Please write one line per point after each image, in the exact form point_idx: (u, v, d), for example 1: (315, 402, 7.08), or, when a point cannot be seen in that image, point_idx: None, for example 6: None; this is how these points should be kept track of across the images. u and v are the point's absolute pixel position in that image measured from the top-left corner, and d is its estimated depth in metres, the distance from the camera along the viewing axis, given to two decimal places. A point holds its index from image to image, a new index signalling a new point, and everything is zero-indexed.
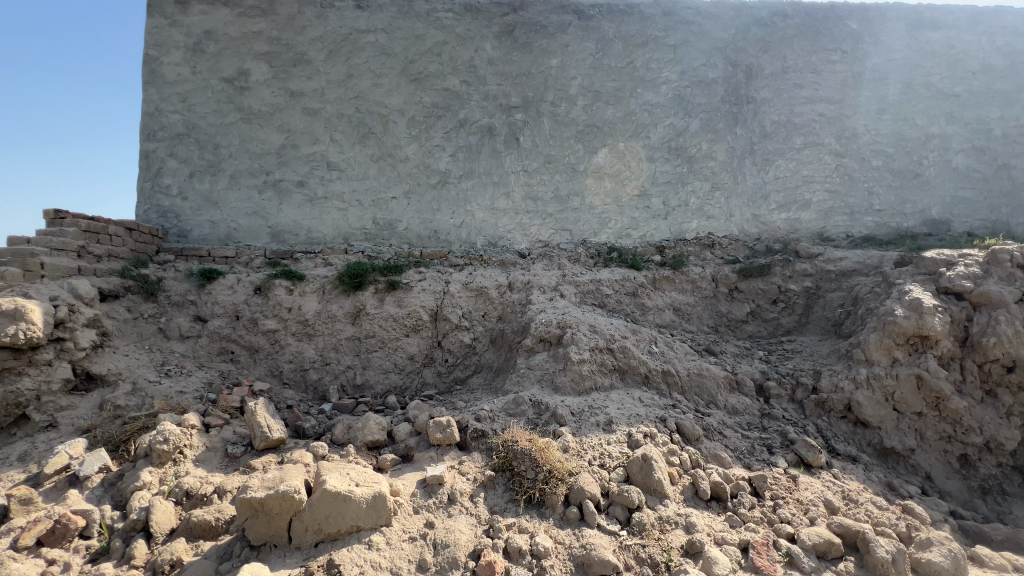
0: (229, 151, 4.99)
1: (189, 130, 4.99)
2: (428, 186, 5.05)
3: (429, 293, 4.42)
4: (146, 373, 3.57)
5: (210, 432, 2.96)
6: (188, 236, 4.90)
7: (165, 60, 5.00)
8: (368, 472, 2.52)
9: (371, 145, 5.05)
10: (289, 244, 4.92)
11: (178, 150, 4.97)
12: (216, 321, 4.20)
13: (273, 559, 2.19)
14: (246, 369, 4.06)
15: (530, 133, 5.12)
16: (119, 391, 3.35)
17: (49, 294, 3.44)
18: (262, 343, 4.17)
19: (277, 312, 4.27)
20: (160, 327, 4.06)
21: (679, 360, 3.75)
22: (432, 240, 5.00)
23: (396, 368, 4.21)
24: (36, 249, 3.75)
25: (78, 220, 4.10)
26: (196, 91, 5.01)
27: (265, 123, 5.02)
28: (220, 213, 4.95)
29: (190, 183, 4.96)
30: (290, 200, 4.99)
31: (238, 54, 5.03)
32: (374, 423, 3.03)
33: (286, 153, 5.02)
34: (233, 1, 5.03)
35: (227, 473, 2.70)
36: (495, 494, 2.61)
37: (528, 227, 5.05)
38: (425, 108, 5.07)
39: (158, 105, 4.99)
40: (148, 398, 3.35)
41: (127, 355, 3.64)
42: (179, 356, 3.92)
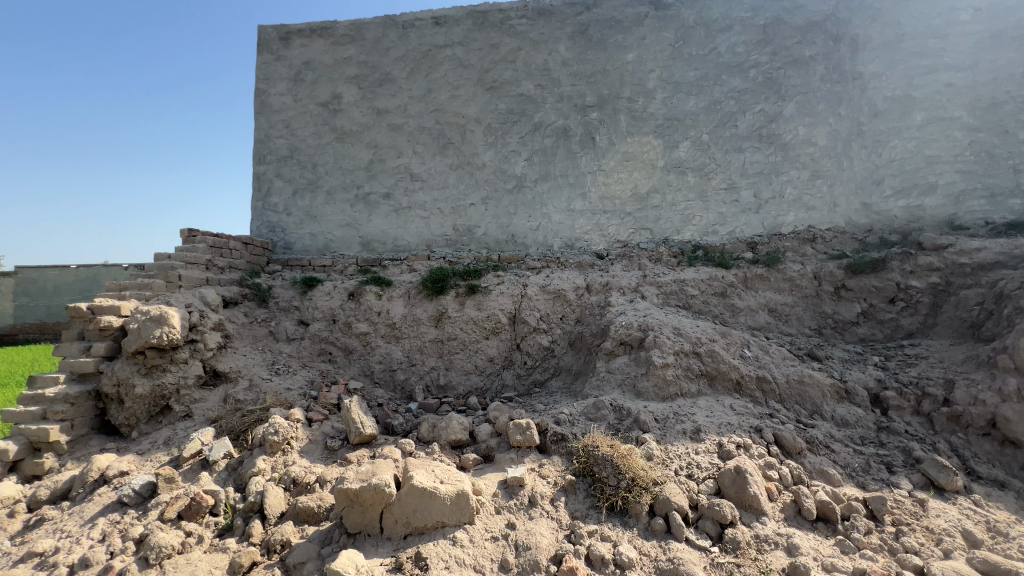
0: (325, 169, 5.46)
1: (292, 152, 5.54)
2: (504, 191, 5.14)
3: (507, 296, 4.48)
4: (260, 371, 4.00)
5: (312, 426, 3.25)
6: (292, 248, 5.44)
7: (272, 91, 5.60)
8: (452, 471, 2.60)
9: (450, 155, 5.25)
10: (378, 252, 5.27)
11: (283, 171, 5.53)
12: (316, 325, 4.61)
13: (367, 547, 2.33)
14: (342, 369, 4.40)
15: (606, 132, 5.01)
16: (240, 387, 3.80)
17: (185, 302, 3.99)
18: (355, 345, 4.50)
19: (368, 316, 4.58)
20: (271, 330, 4.54)
21: (776, 366, 3.45)
22: (509, 244, 5.08)
23: (477, 370, 4.32)
24: (175, 263, 4.36)
25: (206, 237, 4.71)
26: (297, 117, 5.55)
27: (356, 141, 5.43)
28: (318, 226, 5.43)
29: (293, 200, 5.50)
30: (378, 211, 5.34)
31: (332, 80, 5.49)
32: (457, 422, 3.14)
33: (374, 168, 5.38)
34: (327, 32, 5.51)
35: (327, 464, 2.94)
36: (575, 499, 2.57)
37: (606, 227, 4.95)
38: (501, 114, 5.17)
39: (267, 131, 5.60)
40: (262, 393, 3.75)
41: (245, 355, 4.12)
42: (286, 356, 4.35)
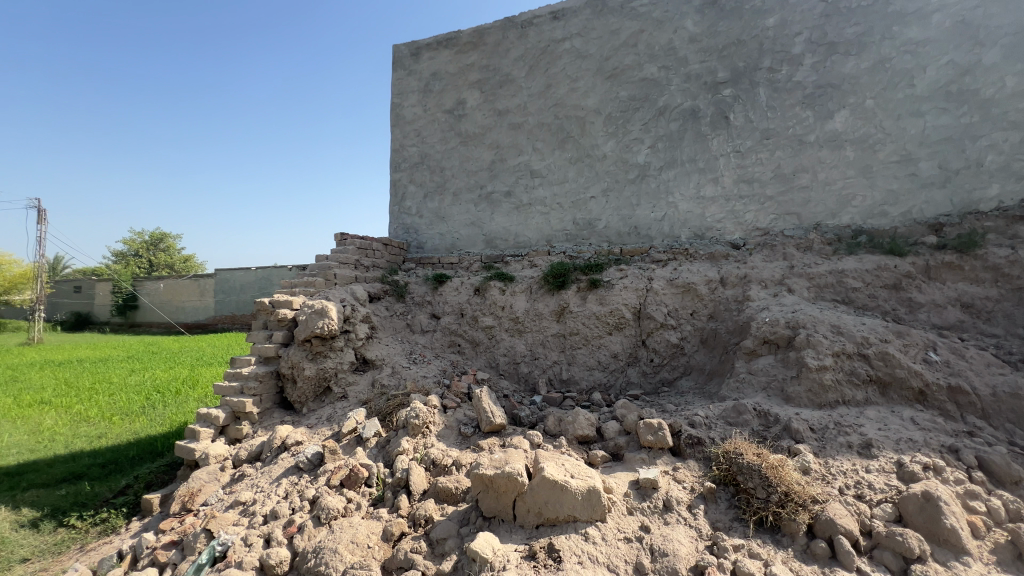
0: (451, 172, 5.81)
1: (423, 159, 5.98)
2: (626, 182, 4.95)
3: (631, 290, 4.32)
4: (400, 360, 4.41)
5: (447, 412, 3.48)
6: (424, 247, 5.90)
7: (405, 104, 6.11)
8: (582, 466, 2.58)
9: (570, 149, 5.21)
10: (501, 249, 5.46)
11: (416, 176, 6.01)
12: (446, 318, 4.93)
13: (501, 532, 2.42)
14: (470, 360, 4.65)
15: (742, 108, 4.55)
16: (384, 373, 4.22)
17: (340, 297, 4.54)
18: (482, 338, 4.72)
19: (492, 310, 4.77)
20: (408, 323, 4.98)
21: (976, 373, 2.82)
22: (631, 236, 4.90)
23: (601, 366, 4.25)
24: (331, 263, 4.98)
25: (355, 240, 5.30)
26: (427, 125, 5.98)
27: (479, 143, 5.67)
28: (446, 226, 5.80)
29: (425, 203, 5.95)
30: (500, 209, 5.52)
31: (456, 87, 5.81)
32: (583, 418, 3.11)
33: (496, 167, 5.57)
34: (452, 42, 5.84)
35: (462, 449, 3.13)
36: (716, 509, 2.39)
37: (743, 214, 4.50)
38: (622, 102, 4.99)
39: (401, 141, 6.13)
40: (403, 379, 4.13)
41: (388, 345, 4.56)
42: (422, 347, 4.73)
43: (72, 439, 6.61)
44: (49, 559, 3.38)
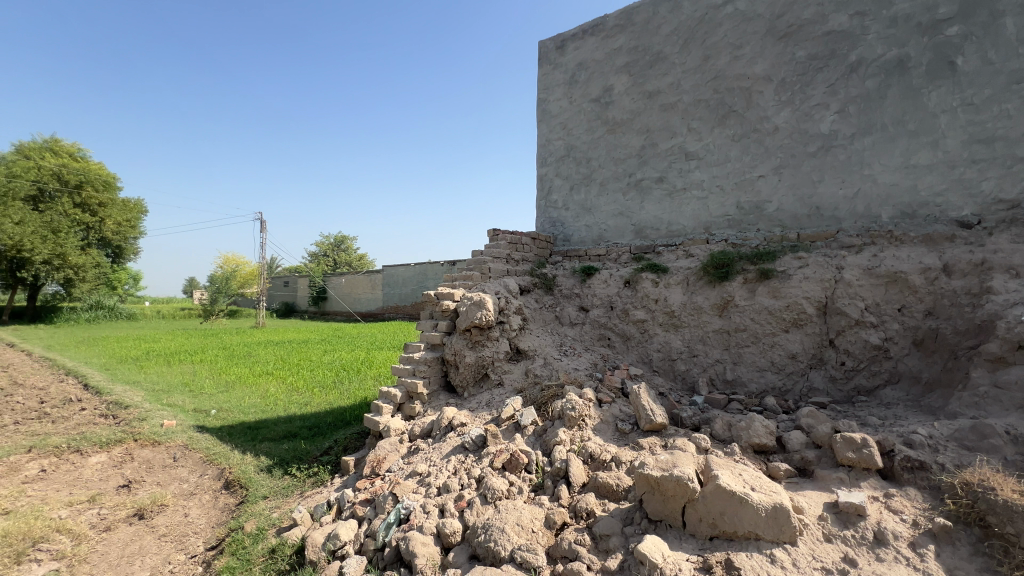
0: (598, 162, 5.69)
1: (569, 151, 5.98)
2: (805, 156, 4.28)
3: (814, 280, 3.73)
4: (552, 351, 4.48)
5: (603, 406, 3.42)
6: (571, 240, 5.90)
7: (551, 98, 6.16)
8: (763, 479, 2.30)
9: (732, 125, 4.70)
10: (652, 239, 5.19)
11: (562, 169, 6.04)
12: (596, 311, 4.87)
13: (670, 538, 2.28)
14: (621, 354, 4.51)
15: (978, 48, 3.56)
16: (537, 363, 4.34)
17: (495, 289, 4.78)
18: (633, 332, 4.55)
19: (645, 304, 4.56)
20: (557, 315, 5.03)
21: None
22: (811, 219, 4.24)
23: (774, 367, 3.77)
24: (486, 258, 5.23)
25: (506, 235, 5.49)
26: (573, 117, 5.95)
27: (627, 129, 5.45)
28: (593, 217, 5.71)
29: (571, 195, 5.94)
30: (651, 196, 5.24)
31: (603, 74, 5.65)
32: (760, 425, 2.78)
33: (646, 153, 5.29)
34: (598, 28, 5.70)
35: (620, 445, 3.04)
36: (954, 553, 1.92)
37: (976, 184, 3.55)
38: (799, 64, 4.32)
39: (547, 136, 6.20)
40: (555, 370, 4.19)
41: (539, 337, 4.68)
42: (572, 339, 4.74)
43: (288, 404, 8.22)
44: (281, 499, 4.23)
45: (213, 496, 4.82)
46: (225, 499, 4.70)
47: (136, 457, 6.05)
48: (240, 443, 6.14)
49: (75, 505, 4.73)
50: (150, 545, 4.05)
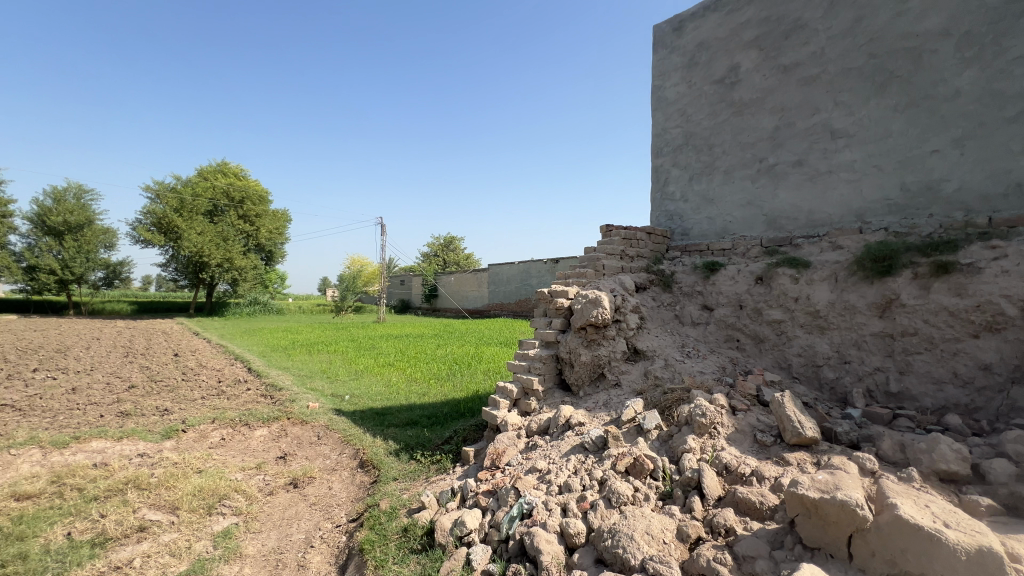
0: (722, 148, 5.25)
1: (687, 138, 5.60)
2: (999, 122, 3.55)
3: (1016, 275, 3.03)
4: (673, 353, 4.23)
5: (737, 415, 3.14)
6: (690, 233, 5.53)
7: (667, 84, 5.82)
8: (960, 515, 1.91)
9: (894, 93, 4.02)
10: (788, 230, 4.65)
11: (680, 159, 5.67)
12: (721, 310, 4.49)
13: (832, 570, 2.00)
14: (753, 358, 4.10)
15: None
16: (657, 364, 4.12)
17: (610, 286, 4.64)
18: (768, 333, 4.11)
19: (782, 302, 4.10)
20: (677, 314, 4.74)
21: None
22: (1008, 198, 3.50)
23: (957, 380, 3.15)
24: (599, 254, 5.10)
25: (619, 230, 5.30)
26: (693, 102, 5.55)
27: (757, 110, 4.94)
28: (716, 208, 5.28)
29: (690, 185, 5.56)
30: (787, 182, 4.69)
31: (728, 52, 5.19)
32: (947, 448, 2.33)
33: (781, 134, 4.75)
34: (723, 2, 5.24)
35: (761, 459, 2.76)
36: None
37: None
38: (991, 11, 3.58)
39: (664, 124, 5.87)
40: (678, 373, 3.94)
41: (658, 337, 4.45)
42: (694, 340, 4.43)
43: (409, 394, 8.89)
44: (409, 482, 4.56)
45: (351, 473, 5.37)
46: (361, 477, 5.20)
47: (289, 433, 6.97)
48: (370, 427, 6.77)
49: (246, 470, 5.58)
50: (303, 511, 4.63)
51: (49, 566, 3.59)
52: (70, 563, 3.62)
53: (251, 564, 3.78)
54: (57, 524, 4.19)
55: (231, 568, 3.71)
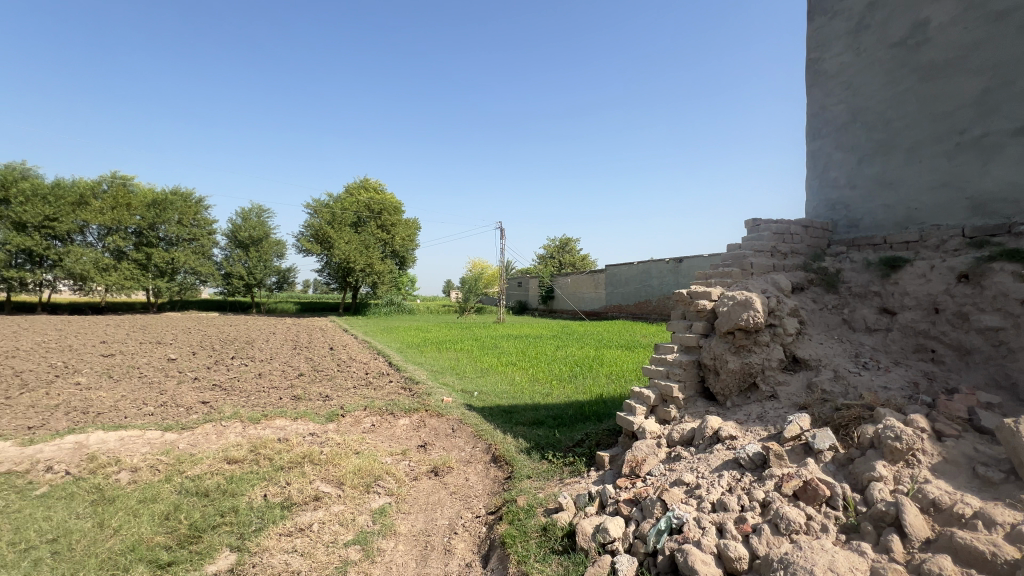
0: (904, 123, 4.43)
1: (854, 115, 4.84)
2: None
3: None
4: (844, 363, 3.67)
5: (944, 442, 2.59)
6: (859, 225, 4.78)
7: (827, 56, 5.10)
8: None
9: None
10: (1004, 216, 3.76)
11: (844, 139, 4.93)
12: (908, 314, 3.79)
13: None
14: (956, 374, 3.37)
15: None
16: (824, 376, 3.61)
17: (761, 287, 4.19)
18: (978, 344, 3.35)
19: (999, 305, 3.31)
20: (845, 318, 4.11)
21: None
22: None
23: None
24: (746, 251, 4.64)
25: (770, 224, 4.78)
26: (862, 72, 4.78)
27: (954, 72, 4.07)
28: (896, 194, 4.48)
29: (858, 169, 4.79)
30: (1002, 156, 3.80)
31: (911, 7, 4.37)
32: None
33: (991, 98, 3.86)
34: None
35: (986, 498, 2.23)
36: None
37: None
38: None
39: (823, 102, 5.15)
40: (853, 387, 3.40)
41: (823, 344, 3.91)
42: (871, 349, 3.79)
43: (533, 393, 9.06)
44: (543, 481, 4.61)
45: (486, 467, 5.61)
46: (495, 471, 5.41)
47: (427, 424, 7.55)
48: (500, 424, 7.03)
49: (394, 455, 6.16)
50: (445, 499, 4.95)
51: (253, 521, 4.33)
52: (268, 520, 4.34)
53: (404, 542, 4.13)
54: (256, 486, 5.05)
55: (388, 543, 4.10)
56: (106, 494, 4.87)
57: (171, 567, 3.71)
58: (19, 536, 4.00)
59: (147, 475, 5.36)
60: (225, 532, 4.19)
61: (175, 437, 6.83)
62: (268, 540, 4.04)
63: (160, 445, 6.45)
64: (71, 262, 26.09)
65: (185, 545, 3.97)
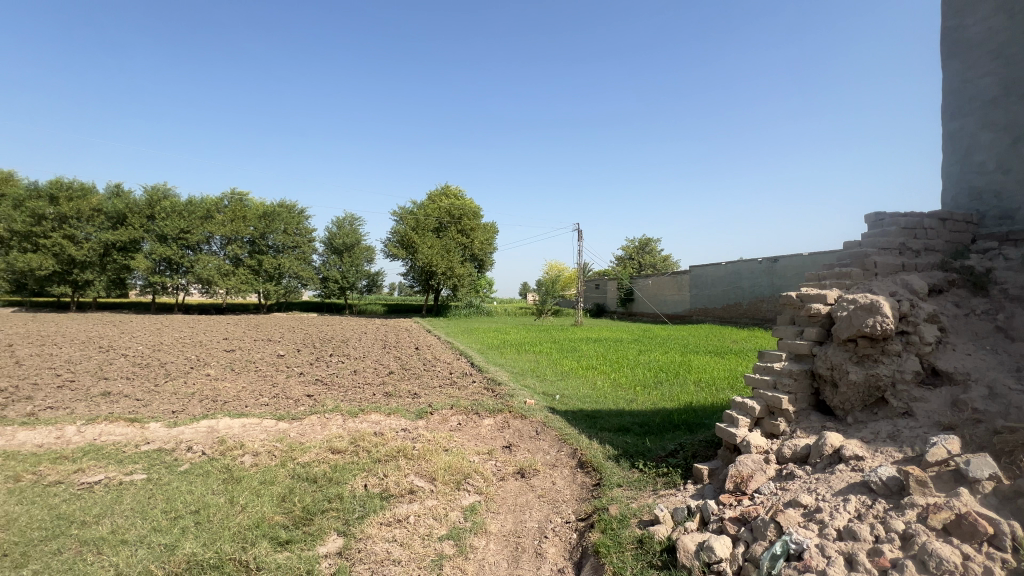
0: None
1: (1008, 88, 4.14)
2: None
3: None
4: (1001, 378, 3.14)
5: None
6: (1015, 216, 4.09)
7: (970, 21, 4.42)
8: None
9: None
10: None
11: (994, 116, 4.23)
12: None
13: None
14: None
15: None
16: (975, 393, 3.11)
17: (889, 289, 3.71)
18: None
19: None
20: (1000, 326, 3.52)
21: None
22: None
23: None
24: (868, 249, 4.15)
25: (897, 218, 4.25)
26: (1017, 37, 4.08)
27: None
28: None
29: (1014, 151, 4.09)
30: None
31: None
32: None
33: None
34: None
35: None
36: None
37: None
38: None
39: (964, 75, 4.48)
40: (1015, 407, 2.89)
41: (971, 355, 3.39)
42: None
43: (616, 398, 8.81)
44: (635, 491, 4.46)
45: (572, 472, 5.53)
46: (582, 477, 5.32)
47: (512, 425, 7.62)
48: (585, 429, 6.92)
49: (481, 454, 6.29)
50: (533, 501, 4.95)
51: (356, 509, 4.64)
52: (369, 509, 4.62)
53: (495, 541, 4.19)
54: (357, 476, 5.42)
55: (479, 541, 4.19)
56: (233, 474, 5.49)
57: (288, 545, 4.08)
58: (170, 505, 4.64)
59: (265, 460, 5.97)
60: (333, 517, 4.53)
61: (286, 426, 7.54)
62: (370, 528, 4.30)
63: (274, 433, 7.15)
64: (201, 268, 30.03)
65: (300, 526, 4.35)
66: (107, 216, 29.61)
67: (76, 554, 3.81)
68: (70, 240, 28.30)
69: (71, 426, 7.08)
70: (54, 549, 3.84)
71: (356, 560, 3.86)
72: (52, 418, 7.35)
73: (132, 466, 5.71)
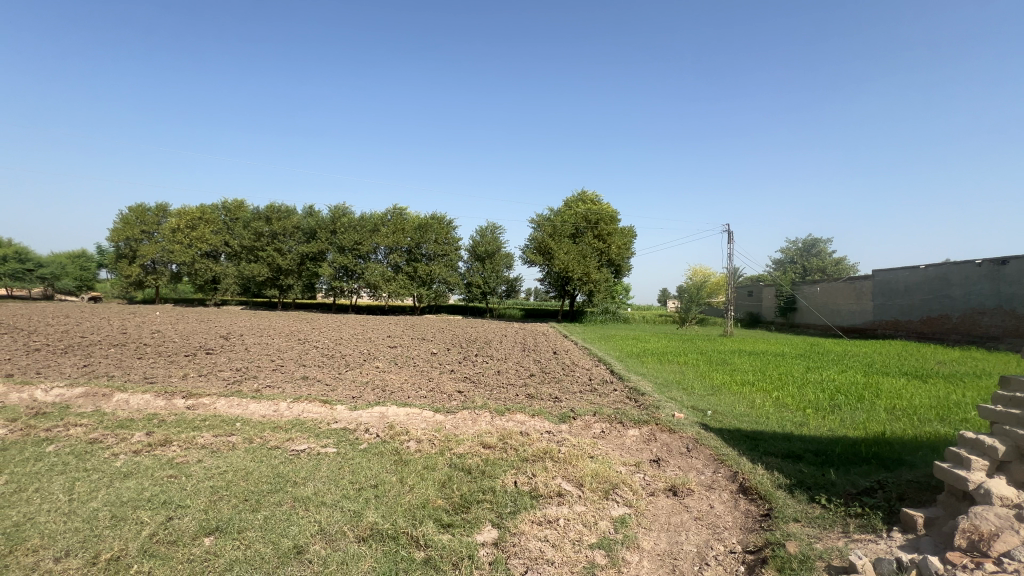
0: None
1: None
2: None
3: None
4: None
5: None
6: None
7: None
8: None
9: None
10: None
11: None
12: None
13: None
14: None
15: None
16: None
17: None
18: None
19: None
20: None
21: None
22: None
23: None
24: None
25: None
26: None
27: None
28: None
29: None
30: None
31: None
32: None
33: None
34: None
35: None
36: None
37: None
38: None
39: None
40: None
41: None
42: None
43: (781, 420, 7.77)
44: (818, 529, 3.85)
45: (734, 497, 5.00)
46: (746, 505, 4.77)
47: (659, 438, 7.21)
48: (745, 451, 6.24)
49: (627, 466, 6.07)
50: (689, 523, 4.57)
51: (508, 504, 4.83)
52: (520, 506, 4.79)
53: (649, 559, 3.98)
54: (507, 472, 5.65)
55: (632, 556, 4.02)
56: (401, 457, 6.18)
57: (450, 528, 4.41)
58: (355, 478, 5.40)
59: (427, 447, 6.59)
60: (487, 508, 4.78)
61: (442, 418, 8.24)
62: (522, 524, 4.44)
63: (433, 424, 7.86)
64: (369, 275, 34.84)
65: (459, 513, 4.68)
66: (303, 233, 36.16)
67: (291, 507, 4.64)
68: (279, 252, 35.27)
69: (283, 402, 8.74)
70: (277, 501, 4.74)
71: (511, 553, 4.01)
72: (271, 395, 9.16)
73: (326, 440, 6.80)
